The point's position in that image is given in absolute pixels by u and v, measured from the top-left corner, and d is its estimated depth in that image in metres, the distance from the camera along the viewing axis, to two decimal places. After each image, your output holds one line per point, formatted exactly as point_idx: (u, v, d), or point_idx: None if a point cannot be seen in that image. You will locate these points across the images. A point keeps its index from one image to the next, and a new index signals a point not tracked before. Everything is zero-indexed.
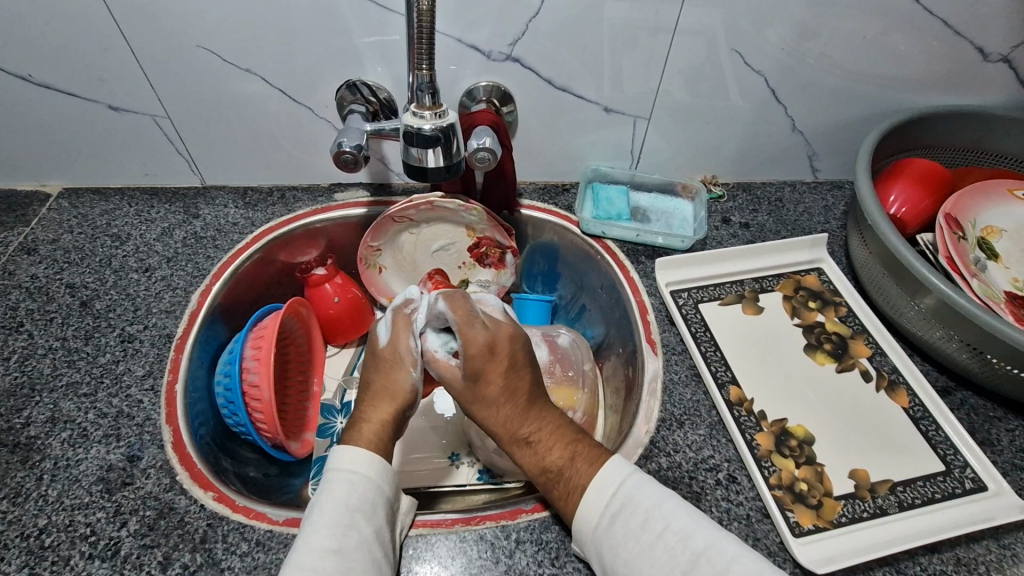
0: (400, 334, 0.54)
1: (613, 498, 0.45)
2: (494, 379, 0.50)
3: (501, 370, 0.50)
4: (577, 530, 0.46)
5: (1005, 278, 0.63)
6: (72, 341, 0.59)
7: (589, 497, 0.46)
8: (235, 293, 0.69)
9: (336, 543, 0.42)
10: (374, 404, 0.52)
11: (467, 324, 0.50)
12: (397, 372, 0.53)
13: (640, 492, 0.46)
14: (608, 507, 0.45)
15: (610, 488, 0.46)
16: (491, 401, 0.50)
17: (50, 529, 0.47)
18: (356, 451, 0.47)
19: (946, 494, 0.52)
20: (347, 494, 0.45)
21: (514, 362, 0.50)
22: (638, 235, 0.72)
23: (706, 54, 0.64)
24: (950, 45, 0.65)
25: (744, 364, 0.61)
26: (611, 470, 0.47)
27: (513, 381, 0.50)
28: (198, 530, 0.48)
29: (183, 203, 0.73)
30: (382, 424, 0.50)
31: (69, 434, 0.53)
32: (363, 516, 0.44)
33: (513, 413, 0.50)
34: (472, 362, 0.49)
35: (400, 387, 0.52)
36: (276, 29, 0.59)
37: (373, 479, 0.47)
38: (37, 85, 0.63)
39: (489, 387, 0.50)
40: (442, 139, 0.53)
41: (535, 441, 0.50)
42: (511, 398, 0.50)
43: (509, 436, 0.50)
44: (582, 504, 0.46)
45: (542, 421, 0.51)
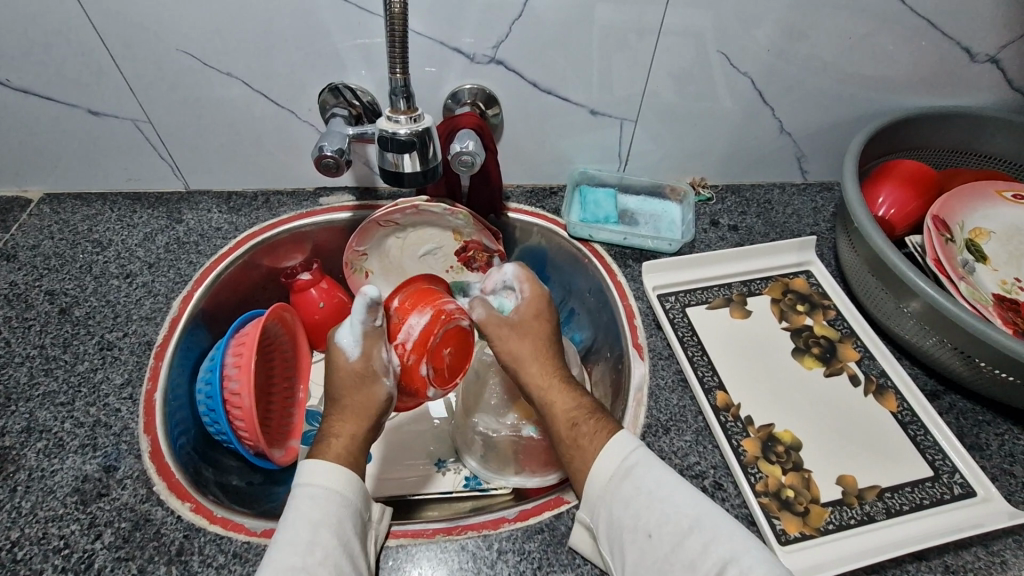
0: (372, 345, 0.53)
1: (620, 469, 0.47)
2: (540, 322, 0.56)
3: (547, 320, 0.56)
4: (588, 488, 0.47)
5: (994, 280, 0.62)
6: (50, 349, 0.59)
7: (602, 457, 0.47)
8: (218, 300, 0.68)
9: (300, 560, 0.42)
10: (344, 418, 0.51)
11: (533, 284, 0.57)
12: (368, 384, 0.53)
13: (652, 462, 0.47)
14: (623, 464, 0.47)
15: (626, 448, 0.48)
16: (525, 336, 0.55)
17: (22, 541, 0.46)
18: (319, 465, 0.47)
19: (934, 500, 0.51)
20: (311, 509, 0.45)
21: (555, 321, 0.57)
22: (626, 238, 0.71)
23: (691, 56, 0.63)
24: (937, 46, 0.64)
25: (732, 368, 0.60)
26: (622, 435, 0.48)
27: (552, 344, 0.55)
28: (175, 541, 0.47)
29: (166, 208, 0.73)
30: (353, 438, 0.50)
31: (45, 444, 0.52)
32: (330, 530, 0.44)
33: (550, 359, 0.55)
34: (528, 304, 0.56)
35: (374, 400, 0.52)
36: (256, 31, 0.58)
37: (338, 492, 0.46)
38: (15, 90, 0.62)
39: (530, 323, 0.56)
40: (418, 144, 0.52)
41: (568, 385, 0.53)
42: (549, 345, 0.55)
43: (543, 376, 0.53)
44: (601, 455, 0.47)
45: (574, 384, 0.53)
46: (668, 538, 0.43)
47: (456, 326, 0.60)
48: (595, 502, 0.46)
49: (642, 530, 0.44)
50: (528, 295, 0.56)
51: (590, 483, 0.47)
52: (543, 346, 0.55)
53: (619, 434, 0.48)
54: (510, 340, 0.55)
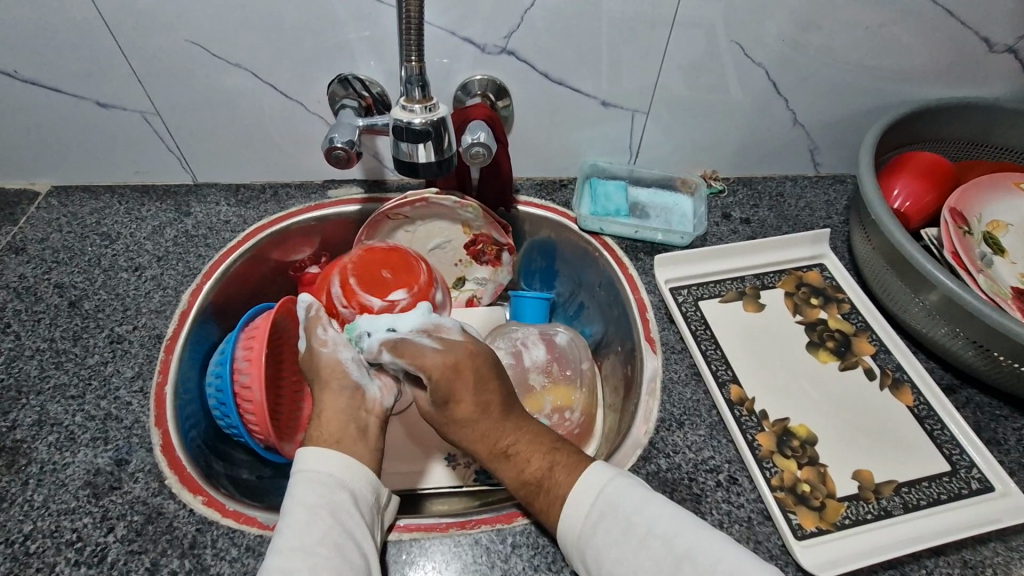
0: (312, 328, 0.55)
1: (597, 500, 0.45)
2: (465, 400, 0.50)
3: (469, 388, 0.51)
4: (563, 543, 0.46)
5: (1011, 273, 0.62)
6: (60, 342, 0.58)
7: (569, 511, 0.45)
8: (227, 293, 0.68)
9: (299, 541, 0.42)
10: (323, 397, 0.52)
11: (417, 356, 0.52)
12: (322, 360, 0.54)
13: (619, 502, 0.45)
14: (587, 518, 0.45)
15: (591, 494, 0.46)
16: (467, 418, 0.51)
17: (35, 535, 0.46)
18: (313, 451, 0.47)
19: (952, 495, 0.51)
20: (307, 492, 0.45)
21: (479, 376, 0.51)
22: (637, 231, 0.70)
23: (705, 47, 0.62)
24: (955, 35, 0.63)
25: (747, 363, 0.59)
26: (586, 478, 0.46)
27: (483, 395, 0.51)
28: (188, 535, 0.47)
29: (174, 201, 0.72)
30: (336, 412, 0.51)
31: (56, 438, 0.52)
32: (326, 510, 0.44)
33: (493, 423, 0.51)
34: (442, 385, 0.51)
35: (330, 368, 0.53)
36: (265, 20, 0.57)
37: (331, 474, 0.46)
38: (23, 81, 0.61)
39: (462, 405, 0.51)
40: (433, 133, 0.51)
41: (507, 454, 0.50)
42: (480, 420, 0.50)
43: (488, 453, 0.50)
44: (568, 504, 0.46)
45: (522, 431, 0.51)
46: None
47: (360, 257, 0.66)
48: (573, 553, 0.45)
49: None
50: (433, 375, 0.51)
51: (563, 536, 0.46)
52: (495, 425, 0.50)
53: (587, 474, 0.47)
54: (454, 428, 0.52)
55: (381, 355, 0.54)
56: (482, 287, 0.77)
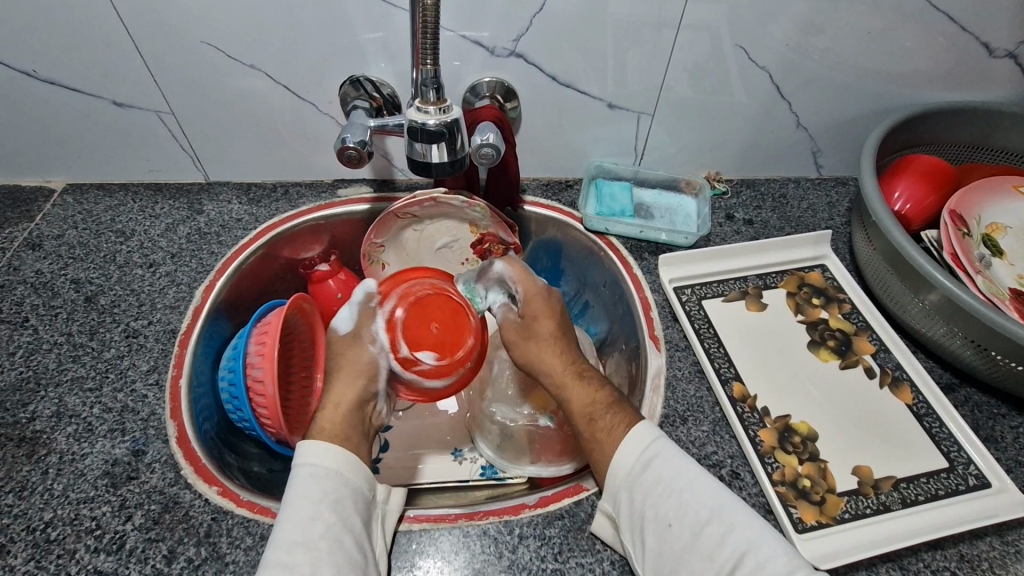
0: (365, 317, 0.59)
1: (648, 447, 0.48)
2: (550, 320, 0.57)
3: (553, 314, 0.58)
4: (609, 481, 0.48)
5: (1010, 274, 0.63)
6: (77, 336, 0.60)
7: (624, 447, 0.48)
8: (239, 290, 0.69)
9: (300, 535, 0.43)
10: (343, 387, 0.54)
11: (527, 279, 0.60)
12: (354, 349, 0.57)
13: (671, 450, 0.48)
14: (641, 456, 0.47)
15: (646, 438, 0.48)
16: (548, 338, 0.57)
17: (56, 522, 0.47)
18: (317, 444, 0.48)
19: (950, 491, 0.52)
20: (310, 487, 0.45)
21: (560, 311, 0.59)
22: (642, 231, 0.71)
23: (710, 51, 0.63)
24: (955, 40, 0.64)
25: (749, 361, 0.60)
26: (640, 428, 0.49)
27: (564, 325, 0.58)
28: (203, 524, 0.48)
29: (186, 199, 0.73)
30: (350, 405, 0.53)
31: (74, 429, 0.53)
32: (328, 506, 0.45)
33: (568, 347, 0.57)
34: (534, 304, 0.58)
35: (364, 362, 0.56)
36: (279, 22, 0.58)
37: (336, 471, 0.47)
38: (41, 81, 0.63)
39: (546, 326, 0.57)
40: (446, 134, 0.53)
41: (582, 377, 0.54)
42: (558, 342, 0.57)
43: (562, 373, 0.55)
44: (623, 445, 0.48)
45: (592, 363, 0.57)
46: (688, 529, 0.44)
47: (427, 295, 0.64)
48: (615, 493, 0.47)
49: (664, 521, 0.45)
50: (525, 295, 0.59)
51: (612, 471, 0.48)
52: (569, 351, 0.57)
53: (635, 430, 0.49)
54: (530, 346, 0.57)
55: (498, 266, 0.62)
56: None
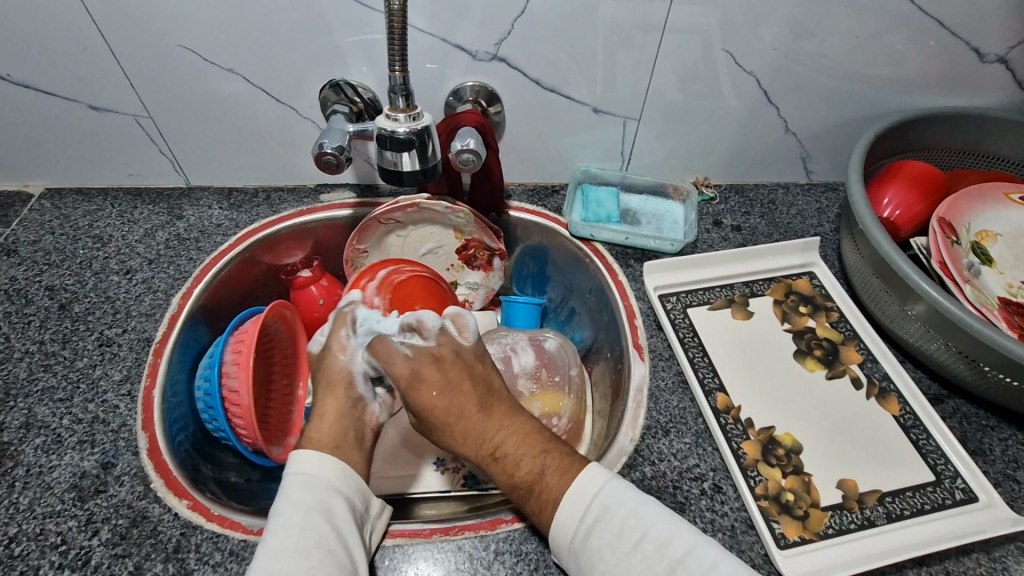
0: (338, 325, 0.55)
1: (588, 509, 0.45)
2: (437, 392, 0.51)
3: (440, 383, 0.51)
4: (554, 545, 0.46)
5: (999, 283, 0.62)
6: (50, 344, 0.58)
7: (561, 518, 0.45)
8: (217, 296, 0.68)
9: (292, 544, 0.42)
10: (323, 400, 0.52)
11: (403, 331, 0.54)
12: (332, 361, 0.54)
13: (615, 505, 0.45)
14: (583, 521, 0.45)
15: (588, 495, 0.46)
16: (443, 422, 0.51)
17: (20, 537, 0.46)
18: (306, 454, 0.47)
19: (936, 505, 0.51)
20: (302, 496, 0.45)
21: (447, 379, 0.51)
22: (628, 238, 0.70)
23: (697, 54, 0.62)
24: (945, 45, 0.63)
25: (734, 371, 0.59)
26: (577, 487, 0.46)
27: (452, 399, 0.51)
28: (172, 539, 0.47)
29: (166, 204, 0.72)
30: (336, 415, 0.52)
31: (43, 440, 0.52)
32: (321, 516, 0.44)
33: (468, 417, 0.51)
34: (418, 375, 0.51)
35: (340, 374, 0.53)
36: (256, 26, 0.57)
37: (327, 480, 0.46)
38: (15, 84, 0.62)
39: (434, 412, 0.51)
40: (417, 142, 0.52)
41: (495, 462, 0.50)
42: (456, 425, 0.51)
43: (476, 455, 0.50)
44: (561, 508, 0.46)
45: (506, 434, 0.50)
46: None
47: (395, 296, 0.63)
48: (564, 556, 0.46)
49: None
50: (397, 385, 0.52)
51: (555, 539, 0.46)
52: (475, 431, 0.50)
53: (569, 492, 0.46)
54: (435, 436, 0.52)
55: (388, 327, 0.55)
56: (473, 291, 0.77)
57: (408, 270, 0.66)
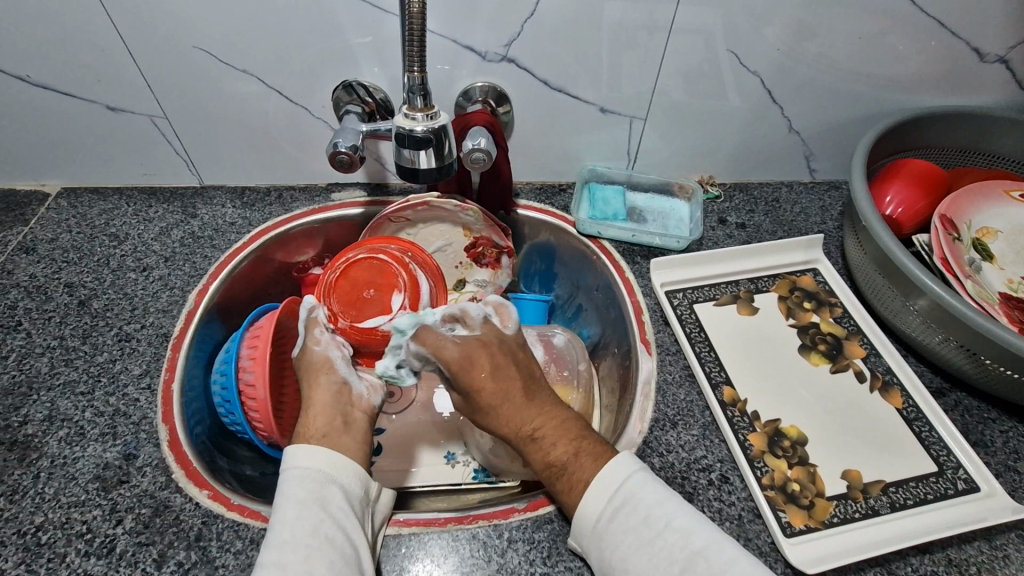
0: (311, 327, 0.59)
1: (614, 497, 0.46)
2: (483, 375, 0.52)
3: (489, 364, 0.52)
4: (580, 530, 0.47)
5: (1000, 279, 0.63)
6: (70, 340, 0.60)
7: (590, 500, 0.47)
8: (232, 293, 0.70)
9: (289, 534, 0.43)
10: (310, 392, 0.55)
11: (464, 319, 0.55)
12: (314, 360, 0.57)
13: (640, 495, 0.46)
14: (608, 506, 0.46)
15: (614, 484, 0.47)
16: (490, 405, 0.52)
17: (46, 526, 0.48)
18: (294, 447, 0.49)
19: (939, 495, 0.52)
20: (295, 488, 0.46)
21: (494, 365, 0.52)
22: (634, 235, 0.72)
23: (702, 55, 0.63)
24: (946, 45, 0.64)
25: (740, 365, 0.61)
26: (606, 471, 0.47)
27: (500, 380, 0.52)
28: (194, 528, 0.48)
29: (180, 202, 0.74)
30: (321, 405, 0.53)
31: (66, 433, 0.53)
32: (316, 504, 0.45)
33: (511, 397, 0.52)
34: (465, 357, 0.53)
35: (319, 360, 0.57)
36: (271, 27, 0.59)
37: (316, 468, 0.47)
38: (35, 85, 0.63)
39: (484, 394, 0.52)
40: (434, 141, 0.53)
41: (534, 440, 0.50)
42: (503, 404, 0.51)
43: (516, 436, 0.51)
44: (588, 494, 0.47)
45: (545, 416, 0.51)
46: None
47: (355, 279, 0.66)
48: (585, 539, 0.47)
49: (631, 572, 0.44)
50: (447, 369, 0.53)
51: (580, 521, 0.47)
52: (520, 409, 0.51)
53: (602, 473, 0.47)
54: (481, 418, 0.53)
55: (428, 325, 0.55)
56: (482, 289, 0.77)
57: (341, 261, 0.67)
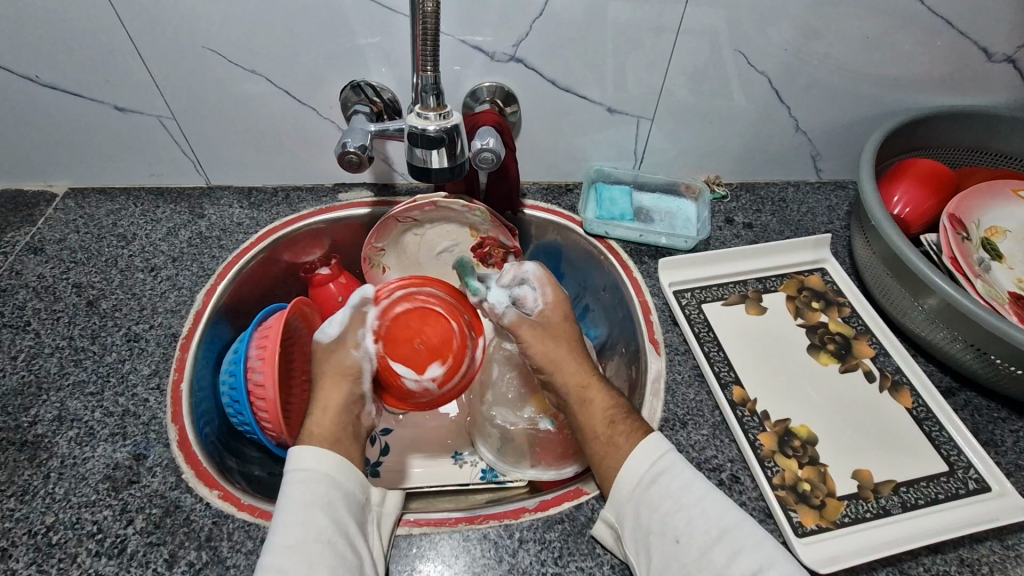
0: (354, 323, 0.60)
1: (657, 462, 0.48)
2: (563, 342, 0.58)
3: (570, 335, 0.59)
4: (615, 494, 0.48)
5: (1009, 278, 0.63)
6: (78, 340, 0.60)
7: (637, 455, 0.49)
8: (239, 293, 0.70)
9: (294, 539, 0.44)
10: (327, 391, 0.55)
11: (554, 288, 0.62)
12: (341, 354, 0.58)
13: (681, 466, 0.48)
14: (650, 470, 0.48)
15: (654, 455, 0.48)
16: (567, 341, 0.59)
17: (57, 526, 0.48)
18: (306, 449, 0.49)
19: (950, 495, 0.52)
20: (302, 492, 0.46)
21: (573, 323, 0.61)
22: (641, 235, 0.72)
23: (710, 55, 0.63)
24: (953, 45, 0.64)
25: (749, 365, 0.61)
26: (654, 437, 0.50)
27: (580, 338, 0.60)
28: (204, 528, 0.48)
29: (188, 203, 0.74)
30: (338, 408, 0.54)
31: (75, 433, 0.53)
32: (321, 510, 0.46)
33: (583, 364, 0.57)
34: (552, 323, 0.60)
35: (348, 366, 0.57)
36: (280, 27, 0.59)
37: (324, 474, 0.48)
38: (44, 86, 0.63)
39: (568, 333, 0.60)
40: (446, 140, 0.53)
41: (604, 387, 0.55)
42: (580, 348, 0.59)
43: (581, 378, 0.56)
44: (635, 454, 0.49)
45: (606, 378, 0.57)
46: (696, 545, 0.44)
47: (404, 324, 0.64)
48: (622, 504, 0.48)
49: (671, 534, 0.45)
50: (551, 300, 0.61)
51: (619, 484, 0.48)
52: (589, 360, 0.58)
53: (647, 438, 0.49)
54: (553, 347, 0.58)
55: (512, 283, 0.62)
56: None
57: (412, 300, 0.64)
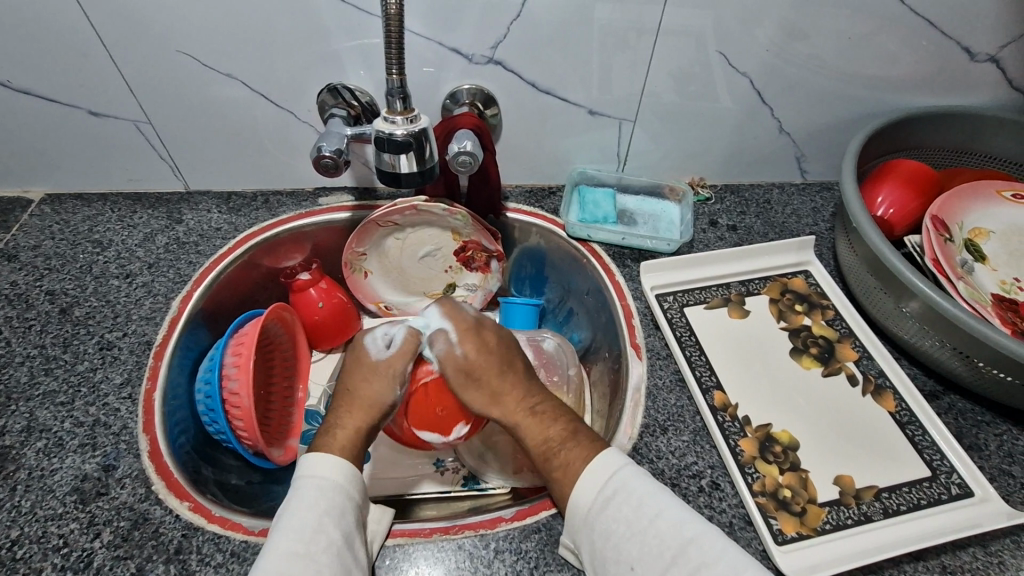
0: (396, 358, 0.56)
1: (606, 485, 0.47)
2: (482, 383, 0.55)
3: (495, 370, 0.56)
4: (570, 519, 0.47)
5: (993, 280, 0.62)
6: (50, 348, 0.59)
7: (581, 485, 0.48)
8: (217, 299, 0.69)
9: (302, 546, 0.43)
10: (352, 414, 0.53)
11: (457, 318, 0.59)
12: (379, 384, 0.55)
13: (640, 481, 0.47)
14: (600, 494, 0.47)
15: (605, 475, 0.47)
16: (484, 376, 0.56)
17: (22, 540, 0.47)
18: (328, 457, 0.48)
19: (931, 501, 0.51)
20: (315, 499, 0.46)
21: (499, 348, 0.58)
22: (624, 238, 0.71)
23: (692, 55, 0.63)
24: (937, 45, 0.64)
25: (731, 368, 0.60)
26: (603, 458, 0.48)
27: (506, 360, 0.57)
28: (173, 540, 0.47)
29: (166, 208, 0.73)
30: (362, 434, 0.52)
31: (44, 444, 0.52)
32: (332, 519, 0.45)
33: (510, 403, 0.55)
34: (470, 362, 0.56)
35: (380, 395, 0.55)
36: (254, 30, 0.58)
37: (340, 484, 0.47)
38: (16, 90, 0.62)
39: (484, 362, 0.56)
40: (414, 145, 0.52)
41: (534, 414, 0.54)
42: (509, 379, 0.56)
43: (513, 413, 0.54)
44: (578, 483, 0.48)
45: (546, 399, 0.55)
46: (652, 568, 0.44)
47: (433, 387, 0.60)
48: (576, 530, 0.47)
49: (625, 563, 0.44)
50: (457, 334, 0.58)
51: (573, 508, 0.47)
52: (520, 389, 0.55)
53: (596, 460, 0.48)
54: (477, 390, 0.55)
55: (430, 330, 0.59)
56: (472, 293, 0.78)
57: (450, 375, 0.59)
